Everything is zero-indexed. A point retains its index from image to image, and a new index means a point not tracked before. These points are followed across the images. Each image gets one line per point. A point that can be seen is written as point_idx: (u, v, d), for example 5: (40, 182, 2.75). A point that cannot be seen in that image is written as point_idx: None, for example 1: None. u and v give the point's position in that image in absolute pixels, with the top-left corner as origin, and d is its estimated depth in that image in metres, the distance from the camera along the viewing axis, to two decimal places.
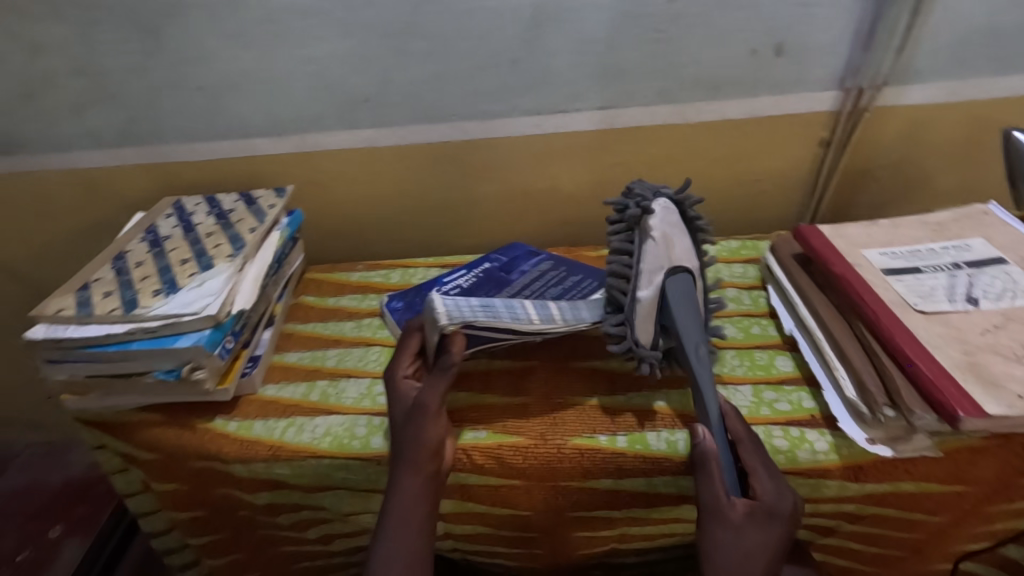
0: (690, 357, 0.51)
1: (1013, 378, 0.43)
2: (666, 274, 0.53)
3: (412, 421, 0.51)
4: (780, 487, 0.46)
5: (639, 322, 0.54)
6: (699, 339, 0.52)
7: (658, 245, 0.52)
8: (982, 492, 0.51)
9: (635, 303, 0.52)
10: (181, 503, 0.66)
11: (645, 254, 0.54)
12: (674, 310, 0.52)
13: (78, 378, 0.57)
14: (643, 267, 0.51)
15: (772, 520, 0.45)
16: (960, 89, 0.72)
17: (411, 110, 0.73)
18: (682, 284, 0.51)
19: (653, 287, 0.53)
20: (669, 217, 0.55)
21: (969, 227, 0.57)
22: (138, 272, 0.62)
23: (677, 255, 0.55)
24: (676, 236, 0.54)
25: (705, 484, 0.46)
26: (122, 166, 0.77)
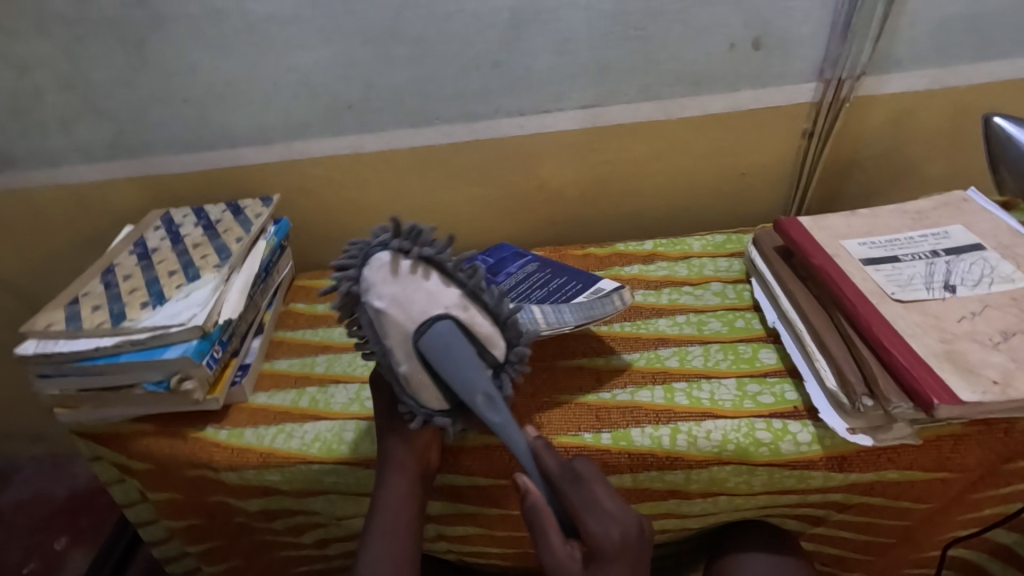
0: (483, 410, 0.49)
1: (990, 364, 0.43)
2: (416, 336, 0.48)
3: (398, 424, 0.52)
4: (615, 515, 0.46)
5: (418, 393, 0.50)
6: (481, 385, 0.49)
7: (398, 314, 0.48)
8: (968, 478, 0.51)
9: (406, 380, 0.50)
10: (177, 512, 0.67)
11: (383, 328, 0.48)
12: (445, 371, 0.48)
13: (70, 392, 0.58)
14: (393, 343, 0.48)
15: (610, 560, 0.44)
16: (941, 76, 0.72)
17: (394, 115, 0.73)
18: (441, 340, 0.48)
19: (406, 357, 0.48)
20: (382, 278, 0.48)
21: (949, 214, 0.57)
22: (127, 285, 0.63)
23: (418, 309, 0.48)
24: (416, 288, 0.48)
25: (543, 544, 0.45)
26: (110, 179, 0.78)
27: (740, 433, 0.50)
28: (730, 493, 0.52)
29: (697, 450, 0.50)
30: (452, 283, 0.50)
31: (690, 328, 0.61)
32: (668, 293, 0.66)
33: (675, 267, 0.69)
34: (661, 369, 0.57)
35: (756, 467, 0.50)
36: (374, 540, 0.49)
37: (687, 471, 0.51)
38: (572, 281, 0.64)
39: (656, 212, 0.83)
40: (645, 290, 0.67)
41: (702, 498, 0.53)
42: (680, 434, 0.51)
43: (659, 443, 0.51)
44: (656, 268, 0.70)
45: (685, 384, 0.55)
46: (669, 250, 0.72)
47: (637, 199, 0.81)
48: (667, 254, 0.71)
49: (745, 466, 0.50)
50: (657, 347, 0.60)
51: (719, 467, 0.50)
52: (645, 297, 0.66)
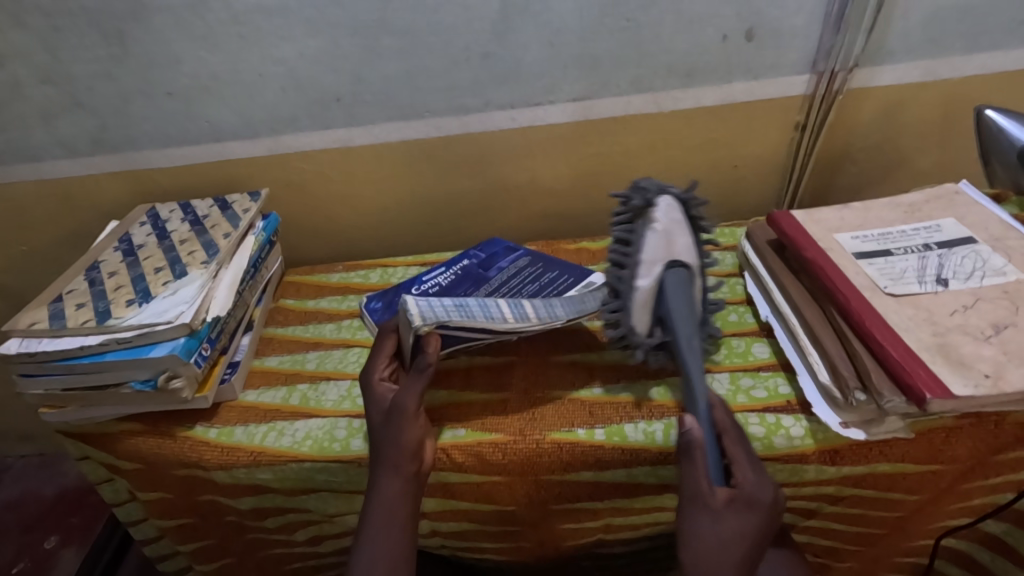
0: (684, 348, 0.50)
1: (982, 358, 0.43)
2: (665, 265, 0.52)
3: (390, 423, 0.51)
4: (763, 477, 0.46)
5: (632, 311, 0.53)
6: (691, 329, 0.51)
7: (670, 241, 0.52)
8: (959, 470, 0.51)
9: (632, 295, 0.52)
10: (168, 511, 0.66)
11: (644, 243, 0.52)
12: (670, 305, 0.51)
13: (55, 391, 0.57)
14: (647, 259, 0.52)
15: (752, 510, 0.44)
16: (934, 68, 0.72)
17: (384, 108, 0.72)
18: (676, 282, 0.51)
19: (650, 276, 0.52)
20: (670, 211, 0.53)
21: (941, 207, 0.57)
22: (112, 282, 0.62)
23: (677, 250, 0.53)
24: (682, 232, 0.53)
25: (691, 475, 0.44)
26: (95, 173, 0.76)
27: None
28: None
29: None
30: (697, 245, 0.55)
31: None
32: None
33: None
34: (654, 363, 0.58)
35: None
36: (366, 539, 0.49)
37: None
38: (562, 275, 0.65)
39: None
40: None
41: None
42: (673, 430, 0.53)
43: (651, 439, 0.52)
44: None
45: None
46: None
47: None
48: None
49: None
50: None
51: None
52: None
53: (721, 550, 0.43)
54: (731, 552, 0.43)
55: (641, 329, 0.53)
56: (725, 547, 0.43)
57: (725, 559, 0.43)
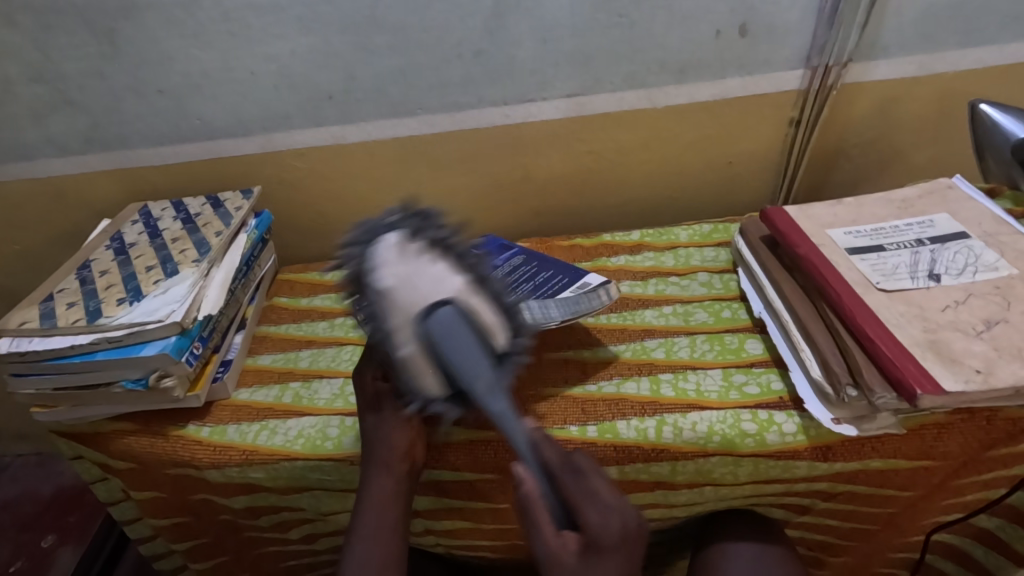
0: (485, 399, 0.41)
1: (973, 354, 0.43)
2: (418, 318, 0.41)
3: (384, 421, 0.50)
4: (614, 505, 0.40)
5: (418, 379, 0.43)
6: (486, 373, 0.41)
7: (404, 291, 0.41)
8: (952, 465, 0.51)
9: (404, 364, 0.43)
10: (161, 510, 0.66)
11: (382, 306, 0.42)
12: (448, 360, 0.41)
13: (46, 391, 0.56)
14: (396, 323, 0.42)
15: (606, 552, 0.39)
16: (928, 63, 0.71)
17: (376, 105, 0.72)
18: (447, 325, 0.40)
19: (410, 338, 0.41)
20: (390, 253, 0.42)
21: (934, 202, 0.57)
22: (103, 281, 0.61)
23: (426, 291, 0.41)
24: (426, 267, 0.42)
25: (539, 538, 0.40)
26: (87, 172, 0.76)
27: (726, 425, 0.50)
28: (716, 484, 0.52)
29: (682, 442, 0.50)
30: (462, 269, 0.43)
31: (677, 319, 0.61)
32: (655, 284, 0.66)
33: (662, 257, 0.69)
34: (647, 360, 0.57)
35: (741, 459, 0.50)
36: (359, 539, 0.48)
37: (673, 463, 0.51)
38: (558, 275, 0.63)
39: (643, 202, 0.82)
40: (632, 281, 0.67)
41: (687, 489, 0.53)
42: (666, 426, 0.51)
43: (644, 436, 0.51)
44: (643, 259, 0.69)
45: (670, 375, 0.55)
46: (656, 240, 0.72)
47: (625, 188, 0.81)
48: (654, 244, 0.71)
49: (730, 458, 0.50)
50: (643, 339, 0.59)
51: (705, 459, 0.50)
52: (631, 288, 0.66)
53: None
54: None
55: (436, 391, 0.44)
56: None
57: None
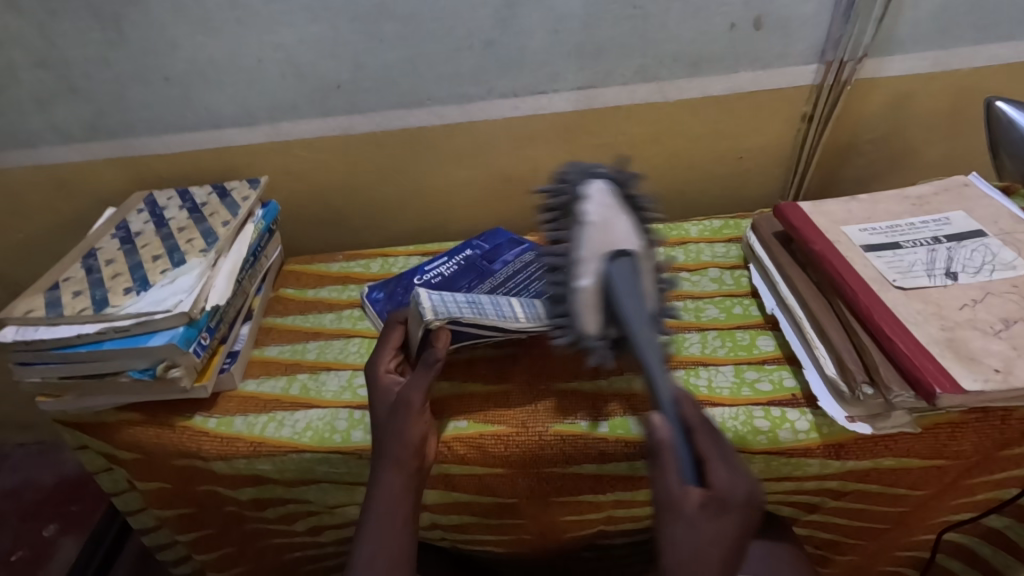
0: (640, 344, 0.44)
1: (990, 352, 0.43)
2: (605, 257, 0.46)
3: (396, 419, 0.50)
4: (738, 471, 0.42)
5: (581, 314, 0.47)
6: (645, 323, 0.44)
7: (604, 231, 0.46)
8: (965, 464, 0.51)
9: (576, 296, 0.46)
10: (166, 501, 0.66)
11: (579, 240, 0.46)
12: (618, 298, 0.45)
13: (52, 379, 0.56)
14: (585, 256, 0.46)
15: (728, 510, 0.40)
16: (943, 59, 0.71)
17: (385, 95, 0.71)
18: (627, 274, 0.45)
19: (593, 274, 0.46)
20: (602, 197, 0.48)
21: (950, 200, 0.57)
22: (109, 270, 0.61)
23: (615, 237, 0.47)
24: (620, 218, 0.47)
25: (663, 480, 0.41)
26: (91, 160, 0.75)
27: (738, 421, 0.50)
28: None
29: None
30: (639, 228, 0.49)
31: (688, 314, 0.61)
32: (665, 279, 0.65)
33: (672, 252, 0.69)
34: None
35: (753, 456, 0.49)
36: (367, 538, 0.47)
37: None
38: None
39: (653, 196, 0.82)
40: None
41: None
42: None
43: None
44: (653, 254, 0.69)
45: (682, 370, 0.55)
46: (666, 235, 0.71)
47: None
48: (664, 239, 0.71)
49: (742, 455, 0.50)
50: None
51: None
52: None
53: (699, 559, 0.40)
54: (716, 558, 0.40)
55: (594, 330, 0.47)
56: (701, 558, 0.39)
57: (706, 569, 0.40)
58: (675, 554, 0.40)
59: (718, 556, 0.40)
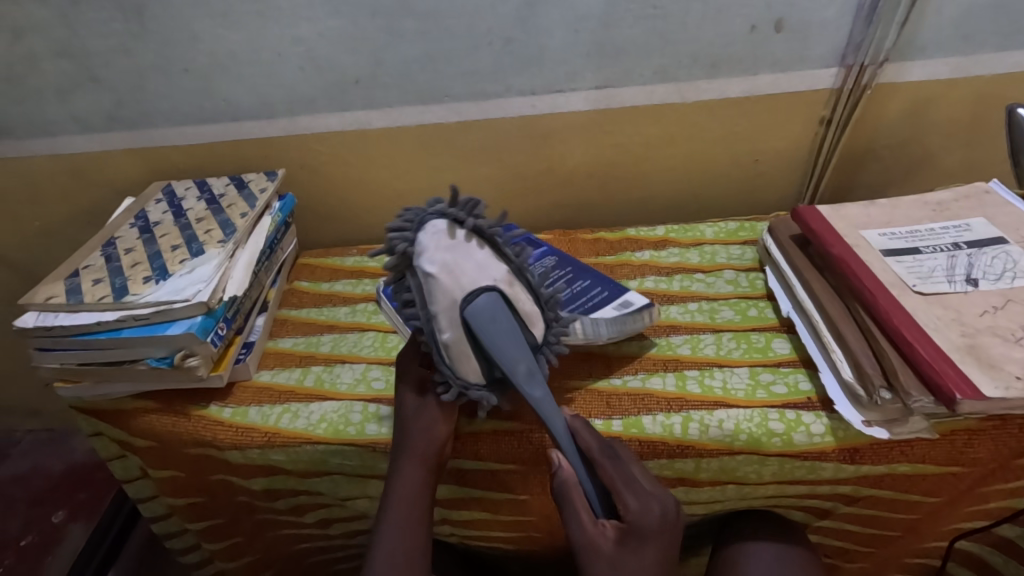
0: (522, 385, 0.47)
1: (1011, 359, 0.43)
2: (461, 306, 0.46)
3: (420, 415, 0.50)
4: (650, 495, 0.45)
5: (456, 364, 0.48)
6: (520, 360, 0.47)
7: (447, 279, 0.46)
8: (980, 472, 0.51)
9: (448, 349, 0.48)
10: (178, 489, 0.66)
11: (432, 294, 0.46)
12: (487, 345, 0.46)
13: (70, 365, 0.57)
14: (439, 309, 0.47)
15: (644, 539, 0.44)
16: (964, 65, 0.70)
17: (403, 91, 0.71)
18: (487, 313, 0.46)
19: (450, 325, 0.47)
20: (438, 240, 0.46)
21: (970, 206, 0.56)
22: (128, 258, 0.61)
23: (466, 280, 0.46)
24: (467, 257, 0.47)
25: (570, 526, 0.45)
26: (109, 150, 0.76)
27: (752, 423, 0.50)
28: (739, 483, 0.52)
29: (708, 439, 0.50)
30: (500, 258, 0.49)
31: (702, 316, 0.60)
32: (680, 280, 0.65)
33: (687, 254, 0.69)
34: (672, 356, 0.57)
35: (766, 458, 0.49)
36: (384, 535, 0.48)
37: (698, 460, 0.50)
38: (594, 285, 0.61)
39: (667, 197, 0.82)
40: (657, 276, 0.66)
41: (710, 487, 0.52)
42: (692, 422, 0.50)
43: (670, 431, 0.50)
44: (667, 254, 0.69)
45: (696, 371, 0.55)
46: (681, 236, 0.71)
47: (650, 183, 0.80)
48: (679, 240, 0.71)
49: (756, 457, 0.49)
50: (669, 334, 0.59)
51: (730, 457, 0.50)
52: (656, 283, 0.65)
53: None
54: None
55: (476, 375, 0.49)
56: None
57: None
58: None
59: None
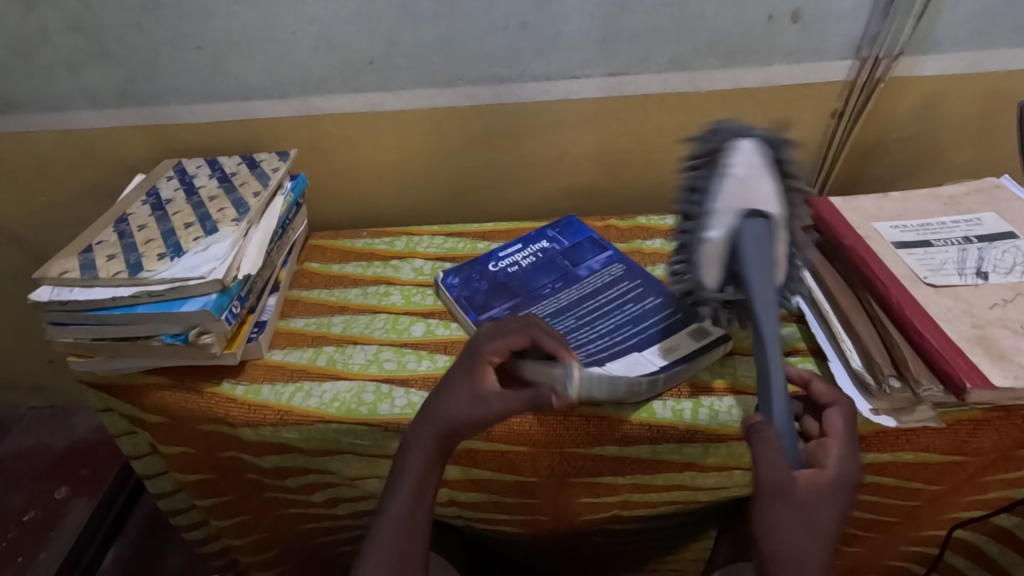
0: (757, 307, 0.47)
1: (1020, 351, 0.43)
2: (740, 216, 0.47)
3: (448, 399, 0.49)
4: (843, 456, 0.43)
5: (700, 266, 0.49)
6: (764, 286, 0.47)
7: (743, 186, 0.47)
8: (981, 462, 0.52)
9: (702, 249, 0.48)
10: (187, 465, 0.67)
11: (716, 196, 0.47)
12: (745, 262, 0.47)
13: (84, 340, 0.57)
14: (718, 209, 0.47)
15: (835, 491, 0.41)
16: (979, 61, 0.70)
17: (417, 74, 0.71)
18: (754, 236, 0.47)
19: (722, 228, 0.47)
20: (751, 156, 0.47)
21: (981, 201, 0.57)
22: (142, 235, 0.61)
23: (755, 198, 0.47)
24: (766, 178, 0.47)
25: (767, 463, 0.40)
26: (118, 126, 0.75)
27: None
28: (745, 468, 0.55)
29: (716, 425, 0.53)
30: (783, 197, 0.48)
31: None
32: None
33: None
34: None
35: None
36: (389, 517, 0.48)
37: (706, 445, 0.53)
38: (665, 302, 0.60)
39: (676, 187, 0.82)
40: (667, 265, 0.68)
41: (716, 472, 0.56)
42: (701, 409, 0.53)
43: (679, 417, 0.53)
44: None
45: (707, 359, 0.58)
46: None
47: (661, 172, 0.80)
48: None
49: None
50: None
51: (738, 443, 0.53)
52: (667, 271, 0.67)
53: (811, 540, 0.39)
54: (826, 542, 0.40)
55: (712, 285, 0.50)
56: (816, 537, 0.39)
57: (815, 548, 0.39)
58: (781, 532, 0.39)
59: (829, 536, 0.40)
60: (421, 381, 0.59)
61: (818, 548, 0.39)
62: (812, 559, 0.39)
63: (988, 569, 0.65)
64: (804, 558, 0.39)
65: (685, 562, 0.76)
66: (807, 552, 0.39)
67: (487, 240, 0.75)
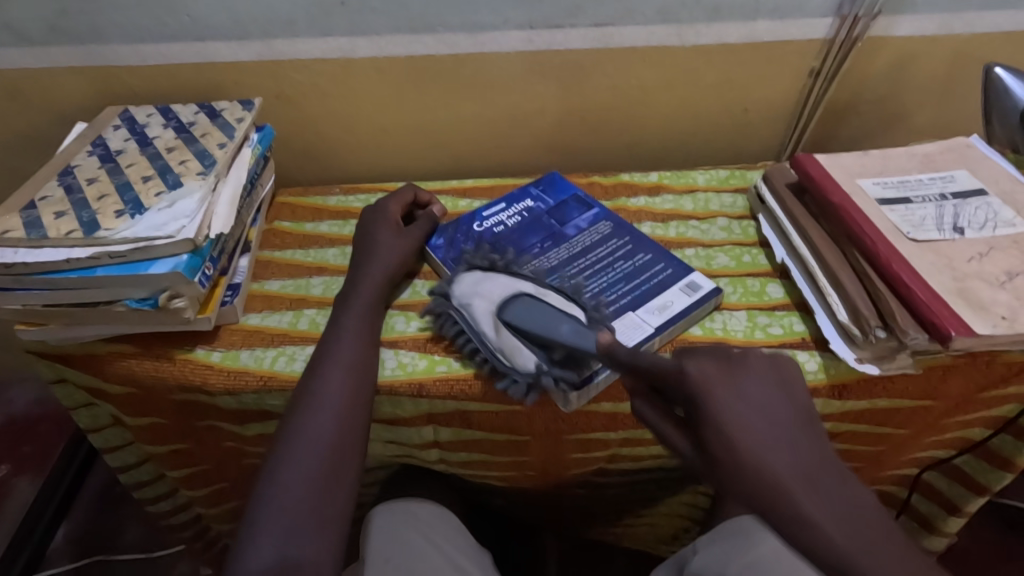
0: (580, 347, 0.48)
1: (997, 302, 0.46)
2: (499, 315, 0.52)
3: (354, 278, 0.57)
4: (696, 363, 0.41)
5: (512, 357, 0.50)
6: (565, 329, 0.49)
7: (479, 302, 0.53)
8: (947, 405, 0.56)
9: (503, 350, 0.51)
10: (159, 437, 0.63)
11: (475, 317, 0.53)
12: (530, 328, 0.50)
13: (34, 307, 0.51)
14: (484, 326, 0.52)
15: (703, 404, 0.40)
16: (949, 23, 0.72)
17: (392, 18, 0.66)
18: (521, 313, 0.51)
19: (495, 330, 0.51)
20: (468, 282, 0.55)
21: (954, 159, 0.60)
22: (93, 191, 0.56)
23: (495, 298, 0.53)
24: (489, 283, 0.55)
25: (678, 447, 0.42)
26: (50, 68, 0.67)
27: None
28: None
29: None
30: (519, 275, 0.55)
31: (699, 261, 0.62)
32: (676, 227, 0.66)
33: (681, 201, 0.69)
34: None
35: None
36: (296, 442, 0.46)
37: None
38: (655, 260, 0.60)
39: (655, 143, 0.82)
40: (653, 222, 0.67)
41: None
42: None
43: None
44: (662, 201, 0.69)
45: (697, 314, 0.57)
46: (674, 183, 0.72)
47: (641, 128, 0.80)
48: (673, 186, 0.71)
49: None
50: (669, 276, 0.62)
51: None
52: (652, 229, 0.66)
53: (742, 454, 0.38)
54: (756, 439, 0.38)
55: (534, 364, 0.50)
56: (737, 453, 0.38)
57: (768, 462, 0.38)
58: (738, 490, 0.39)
59: (769, 444, 0.38)
60: (411, 342, 0.57)
61: (768, 466, 0.38)
62: (770, 471, 0.38)
63: (918, 520, 0.77)
64: (764, 476, 0.38)
65: (659, 515, 0.80)
66: (755, 468, 0.38)
67: (469, 197, 0.73)
